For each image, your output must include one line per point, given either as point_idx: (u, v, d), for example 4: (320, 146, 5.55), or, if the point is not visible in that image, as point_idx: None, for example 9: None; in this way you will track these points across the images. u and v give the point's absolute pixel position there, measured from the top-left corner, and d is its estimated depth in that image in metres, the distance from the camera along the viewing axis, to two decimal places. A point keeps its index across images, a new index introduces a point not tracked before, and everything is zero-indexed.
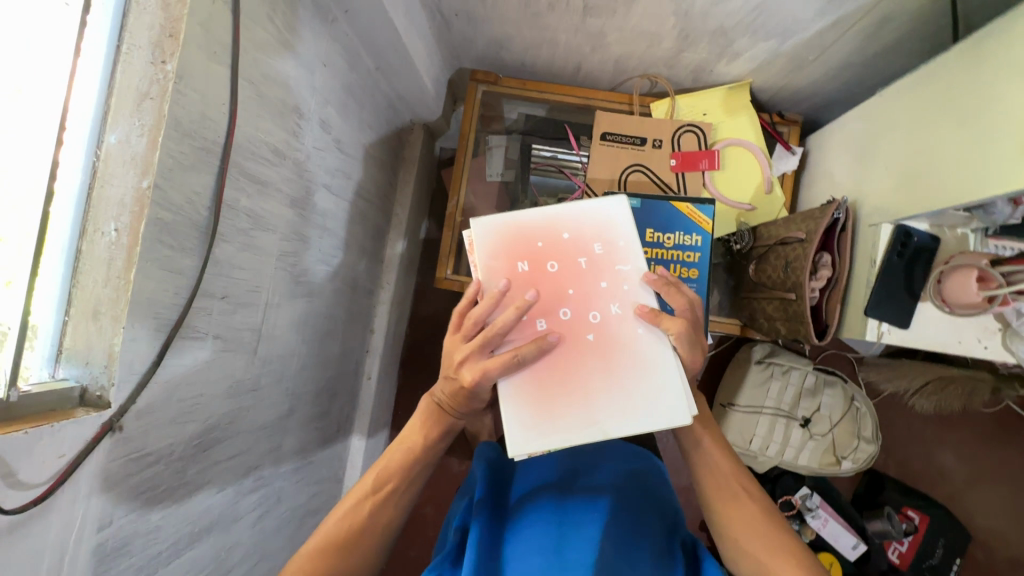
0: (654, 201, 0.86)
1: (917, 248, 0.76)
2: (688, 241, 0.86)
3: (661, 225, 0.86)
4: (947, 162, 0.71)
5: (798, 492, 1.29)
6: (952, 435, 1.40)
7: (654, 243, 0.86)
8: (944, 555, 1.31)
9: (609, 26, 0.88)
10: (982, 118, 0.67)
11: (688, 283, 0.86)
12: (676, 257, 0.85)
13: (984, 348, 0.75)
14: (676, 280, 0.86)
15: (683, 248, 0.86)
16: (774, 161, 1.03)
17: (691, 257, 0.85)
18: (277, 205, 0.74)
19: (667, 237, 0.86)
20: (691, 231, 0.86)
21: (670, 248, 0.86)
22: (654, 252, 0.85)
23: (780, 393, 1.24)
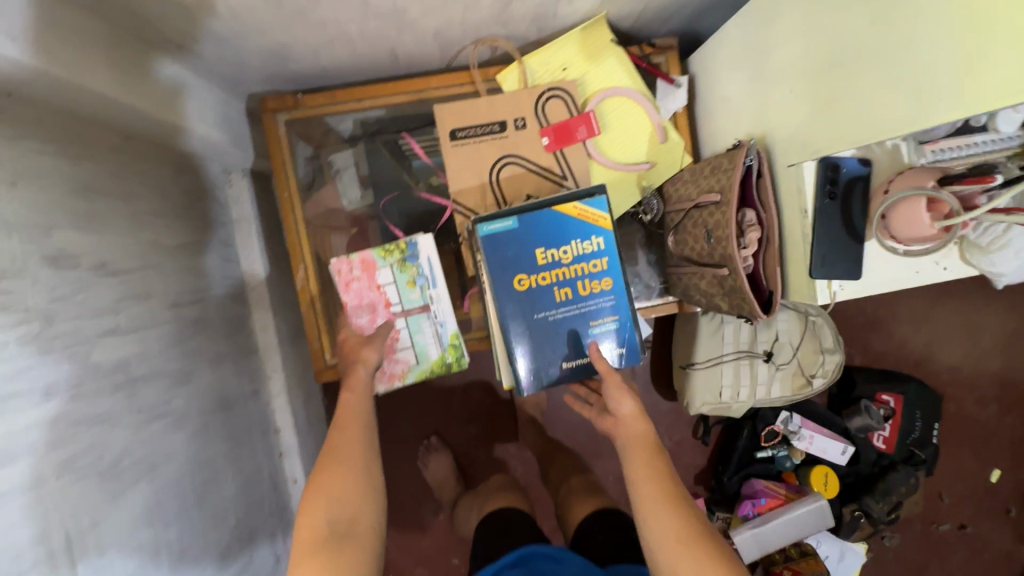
0: (538, 212, 0.69)
1: (849, 180, 0.63)
2: (591, 245, 0.70)
3: (553, 241, 0.70)
4: (862, 68, 0.56)
5: (779, 420, 1.25)
6: (903, 304, 1.37)
7: (550, 264, 0.70)
8: (923, 423, 1.32)
9: (407, 0, 0.65)
10: (896, 18, 0.51)
11: (604, 297, 0.72)
12: (580, 272, 0.71)
13: (945, 269, 0.65)
14: (589, 299, 0.72)
15: (586, 257, 0.71)
16: (659, 102, 0.85)
17: (597, 265, 0.71)
18: (35, 414, 0.51)
19: (563, 251, 0.70)
20: (589, 236, 0.70)
21: (570, 263, 0.70)
22: (551, 277, 0.70)
23: (735, 335, 1.14)
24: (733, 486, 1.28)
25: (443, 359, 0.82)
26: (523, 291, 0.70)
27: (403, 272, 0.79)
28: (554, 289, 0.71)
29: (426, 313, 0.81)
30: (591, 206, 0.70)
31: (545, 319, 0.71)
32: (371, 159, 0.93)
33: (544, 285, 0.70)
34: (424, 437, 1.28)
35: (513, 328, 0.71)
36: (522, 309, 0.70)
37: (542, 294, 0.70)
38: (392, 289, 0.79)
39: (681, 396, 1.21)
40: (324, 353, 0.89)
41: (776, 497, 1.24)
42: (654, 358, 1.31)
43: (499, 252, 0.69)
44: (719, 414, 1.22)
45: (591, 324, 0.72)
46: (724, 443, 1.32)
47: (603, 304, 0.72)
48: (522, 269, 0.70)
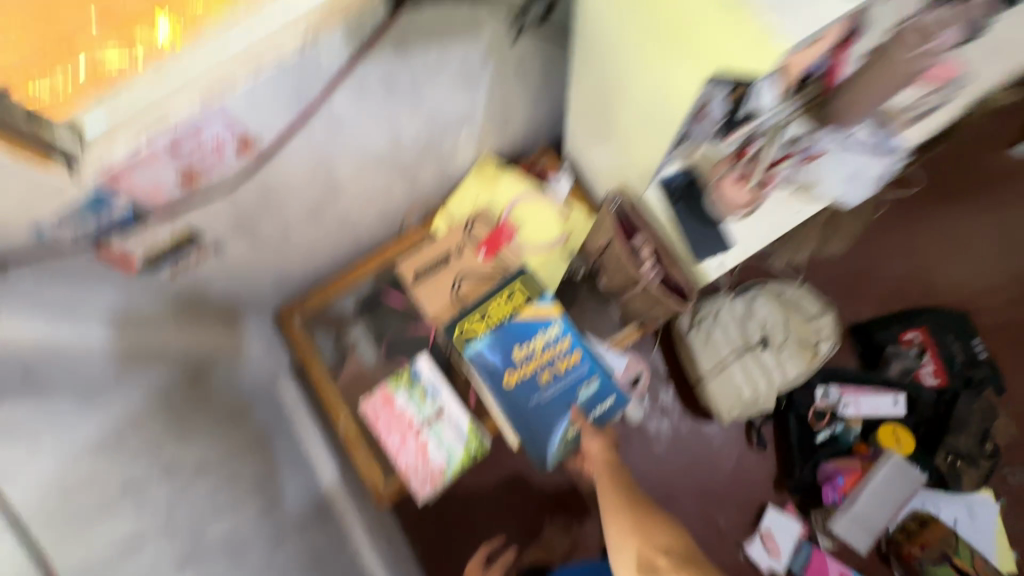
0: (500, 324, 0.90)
1: (686, 185, 0.82)
2: (553, 330, 0.91)
3: (521, 340, 0.90)
4: (631, 116, 0.78)
5: (817, 396, 1.28)
6: (877, 248, 1.45)
7: (529, 357, 0.90)
8: (956, 346, 1.33)
9: (346, 205, 0.94)
10: (625, 82, 0.74)
11: (579, 366, 0.91)
12: (553, 355, 0.91)
13: (792, 215, 0.83)
14: (569, 372, 0.91)
15: (553, 340, 0.90)
16: (553, 193, 1.09)
17: (565, 344, 0.91)
18: None
19: (535, 345, 0.90)
20: (551, 326, 0.91)
21: (543, 351, 0.90)
22: (530, 367, 0.90)
23: (727, 337, 1.24)
24: (807, 476, 1.25)
25: (468, 448, 0.98)
26: (514, 387, 0.89)
27: (414, 391, 0.99)
28: (536, 376, 0.90)
29: (442, 416, 0.99)
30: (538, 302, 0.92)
31: (540, 401, 0.90)
32: (372, 324, 1.15)
33: (528, 376, 0.90)
34: (502, 545, 1.34)
35: (518, 418, 0.90)
36: (518, 399, 0.90)
37: (530, 383, 0.90)
38: (409, 408, 0.98)
39: (711, 410, 1.27)
40: (379, 481, 1.06)
41: (854, 470, 1.23)
42: (679, 388, 1.37)
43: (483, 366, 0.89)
44: (754, 414, 1.27)
45: (579, 390, 0.91)
46: (780, 440, 1.32)
47: (581, 369, 0.91)
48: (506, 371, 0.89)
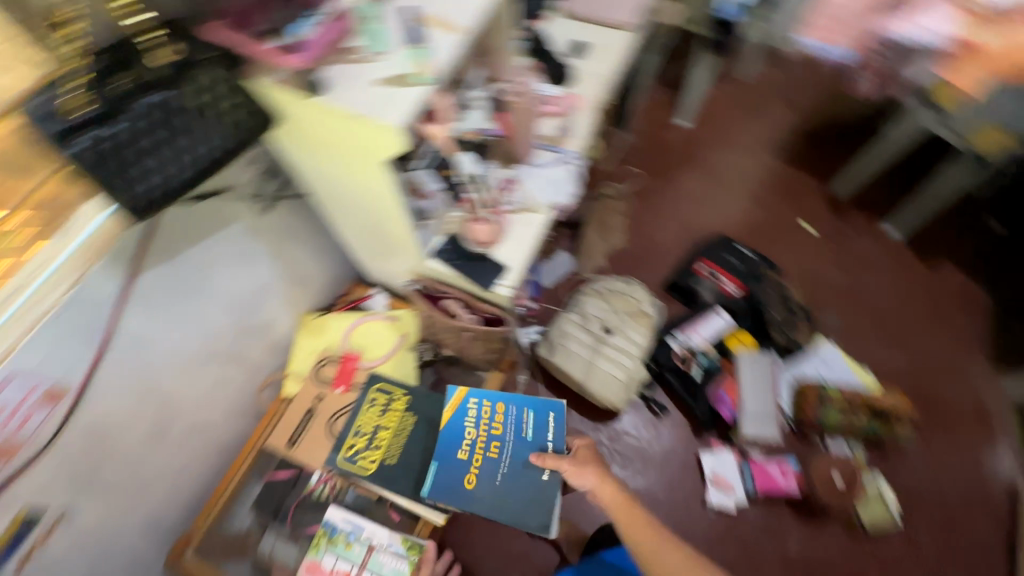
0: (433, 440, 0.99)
1: (451, 247, 1.03)
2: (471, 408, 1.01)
3: (452, 443, 0.98)
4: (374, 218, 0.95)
5: (673, 347, 1.50)
6: (644, 224, 1.82)
7: (472, 450, 0.97)
8: (731, 256, 1.68)
9: (188, 416, 0.98)
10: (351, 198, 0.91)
11: (510, 419, 0.99)
12: (489, 430, 0.98)
13: (536, 223, 1.07)
14: (504, 428, 0.98)
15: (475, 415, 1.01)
16: (376, 308, 1.23)
17: (486, 410, 1.00)
18: None
19: (470, 438, 0.99)
20: (467, 413, 1.00)
21: (478, 435, 0.98)
22: (475, 453, 0.97)
23: (581, 343, 1.43)
24: (705, 412, 1.45)
25: (413, 560, 1.01)
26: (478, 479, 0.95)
27: (337, 544, 1.00)
28: (486, 454, 0.97)
29: (374, 549, 1.01)
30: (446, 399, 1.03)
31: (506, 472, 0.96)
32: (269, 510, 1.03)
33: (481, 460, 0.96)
34: None
35: (501, 500, 0.93)
36: (487, 480, 0.94)
37: (486, 465, 0.95)
38: (341, 562, 0.99)
39: (605, 405, 1.43)
40: None
41: (730, 384, 1.45)
42: (579, 407, 1.50)
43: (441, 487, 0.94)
44: (638, 387, 1.45)
45: (525, 431, 0.97)
46: (673, 396, 1.50)
47: (513, 416, 1.01)
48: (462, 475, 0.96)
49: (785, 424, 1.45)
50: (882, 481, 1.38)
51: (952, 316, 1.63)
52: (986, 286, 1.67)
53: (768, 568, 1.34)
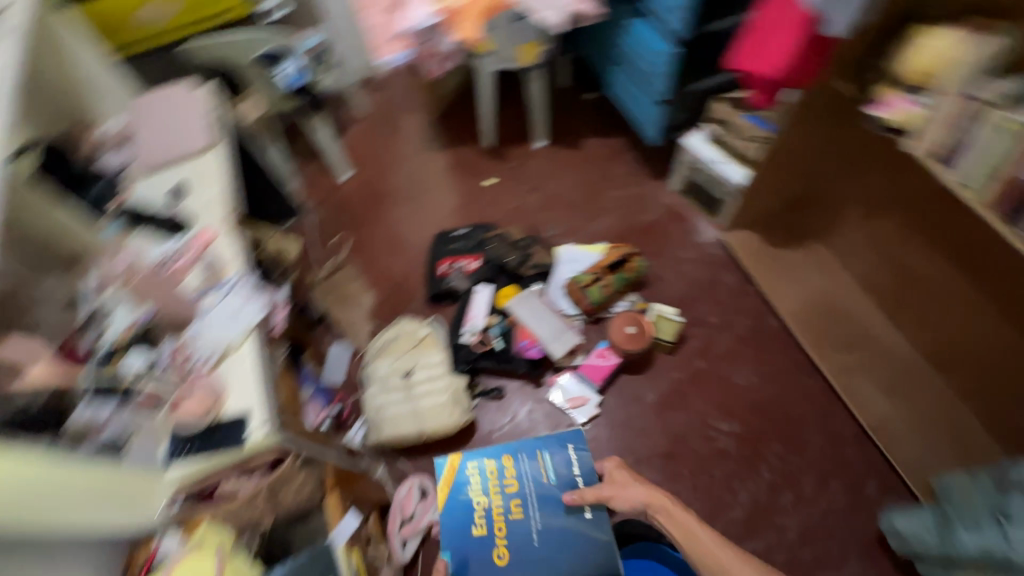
0: (443, 511, 1.25)
1: (183, 445, 0.95)
2: (475, 471, 1.29)
3: (466, 519, 1.23)
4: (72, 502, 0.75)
5: (466, 342, 1.62)
6: (381, 270, 1.92)
7: (486, 522, 1.22)
8: (456, 245, 1.87)
9: None
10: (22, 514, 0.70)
11: (523, 472, 1.28)
12: (500, 486, 1.27)
13: (247, 356, 1.05)
14: (518, 484, 1.26)
15: (481, 480, 1.28)
16: (170, 549, 0.92)
17: (495, 467, 1.29)
18: None
19: (480, 507, 1.24)
20: (471, 477, 1.29)
21: (490, 498, 1.25)
22: (500, 517, 1.23)
23: (394, 402, 1.50)
24: (524, 363, 1.59)
25: None
26: (508, 544, 1.19)
27: None
28: (510, 515, 1.23)
29: None
30: (450, 468, 1.30)
31: (536, 529, 1.20)
32: None
33: (506, 524, 1.22)
34: None
35: (539, 551, 1.18)
36: (522, 542, 1.19)
37: (509, 528, 1.21)
38: None
39: (455, 429, 1.48)
40: None
41: (522, 331, 1.62)
42: (443, 448, 1.55)
43: (475, 559, 1.18)
44: (467, 393, 1.53)
45: (542, 476, 1.27)
46: (499, 374, 1.63)
47: (529, 464, 1.29)
48: (491, 542, 1.20)
49: (580, 322, 1.67)
50: (658, 304, 1.66)
51: (613, 168, 2.04)
52: (617, 133, 2.12)
53: (649, 426, 1.55)
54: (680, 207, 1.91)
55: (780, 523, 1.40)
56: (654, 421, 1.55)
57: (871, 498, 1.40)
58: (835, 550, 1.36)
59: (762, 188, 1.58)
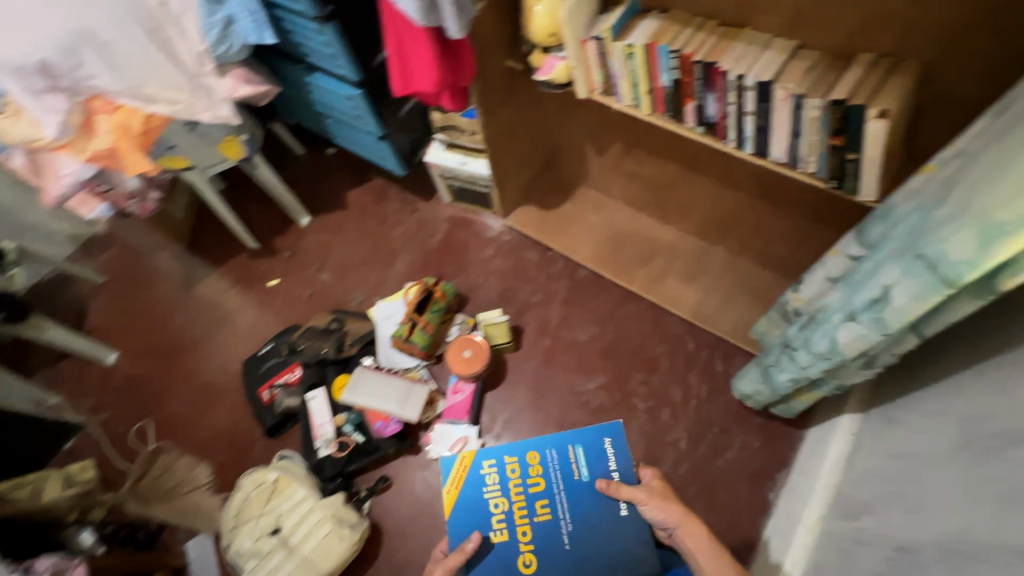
0: (452, 504, 1.16)
1: None
2: (494, 470, 1.19)
3: (486, 521, 1.14)
4: None
5: (327, 455, 1.50)
6: (202, 432, 1.68)
7: (506, 524, 1.13)
8: (269, 364, 1.70)
9: None
10: None
11: (551, 465, 1.19)
12: (521, 487, 1.17)
13: None
14: (547, 477, 1.17)
15: (503, 476, 1.19)
16: None
17: (515, 464, 1.20)
18: None
19: (502, 505, 1.15)
20: (491, 477, 1.19)
21: (514, 498, 1.16)
22: (523, 519, 1.13)
23: (279, 566, 1.34)
24: (391, 442, 1.50)
25: None
26: (534, 549, 1.10)
27: None
28: (534, 516, 1.14)
29: None
30: (462, 465, 1.20)
31: (566, 529, 1.12)
32: None
33: (529, 525, 1.13)
34: None
35: (569, 554, 1.10)
36: (549, 546, 1.11)
37: (538, 526, 1.12)
38: None
39: (357, 548, 1.37)
40: None
41: (373, 414, 1.52)
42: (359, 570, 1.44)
43: (495, 559, 1.10)
44: (350, 505, 1.42)
45: (574, 468, 1.17)
46: (376, 464, 1.54)
47: (556, 458, 1.19)
48: (513, 545, 1.11)
49: (425, 369, 1.63)
50: (483, 313, 1.67)
51: (386, 208, 2.02)
52: (373, 175, 2.09)
53: (530, 427, 1.57)
54: (461, 215, 1.95)
55: (671, 437, 1.50)
56: (534, 418, 1.58)
57: (722, 372, 1.55)
58: (720, 431, 1.49)
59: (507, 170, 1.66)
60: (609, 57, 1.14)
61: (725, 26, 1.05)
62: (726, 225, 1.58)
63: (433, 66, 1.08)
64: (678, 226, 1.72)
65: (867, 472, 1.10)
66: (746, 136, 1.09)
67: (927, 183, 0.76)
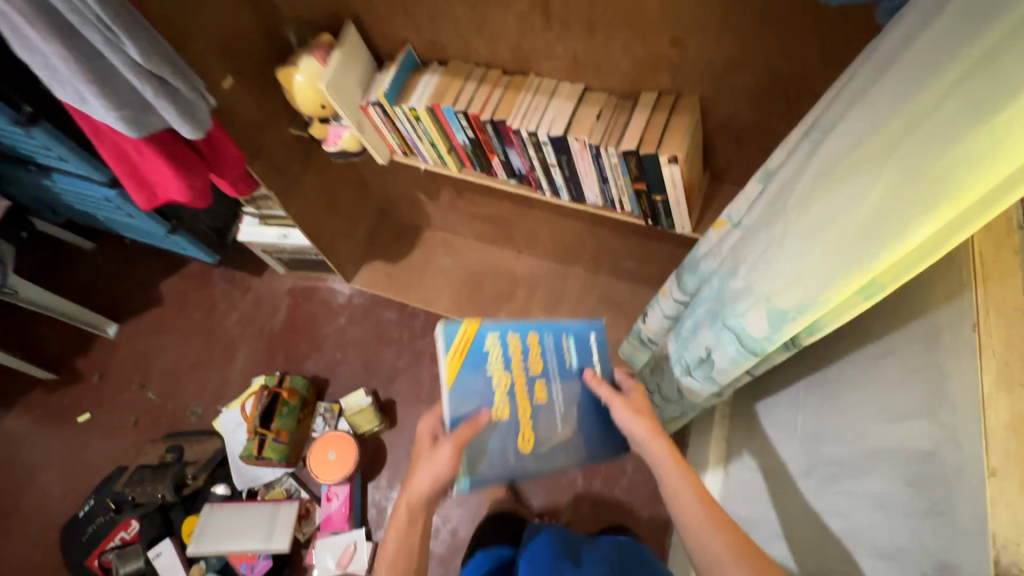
0: (448, 376, 0.80)
1: None
2: (498, 346, 0.83)
3: (485, 397, 0.82)
4: None
5: None
6: None
7: (509, 401, 0.83)
8: (96, 524, 1.40)
9: None
10: None
11: (547, 340, 0.88)
12: (522, 362, 0.85)
13: None
14: (547, 355, 0.87)
15: (503, 353, 0.84)
16: None
17: (515, 336, 0.85)
18: None
19: (504, 383, 0.83)
20: (491, 347, 0.83)
21: (517, 375, 0.84)
22: (522, 400, 0.84)
23: None
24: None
25: None
26: (535, 429, 0.85)
27: None
28: (532, 399, 0.85)
29: None
30: (462, 336, 0.82)
31: (561, 411, 0.87)
32: None
33: (529, 408, 0.85)
34: None
35: (563, 442, 0.87)
36: (543, 438, 0.85)
37: (537, 410, 0.85)
38: None
39: None
40: None
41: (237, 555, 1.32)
42: None
43: (493, 436, 0.82)
44: None
45: (569, 349, 0.89)
46: None
47: (555, 343, 0.88)
48: (511, 426, 0.84)
49: (291, 478, 1.45)
50: (346, 398, 1.48)
51: (213, 293, 1.74)
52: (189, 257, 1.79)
53: None
54: (302, 284, 1.73)
55: None
56: None
57: None
58: None
59: (334, 235, 1.48)
60: (396, 121, 1.01)
61: (509, 75, 0.96)
62: (576, 249, 1.54)
63: (179, 174, 0.92)
64: (532, 254, 1.66)
65: (745, 488, 1.09)
66: (559, 185, 1.03)
67: (721, 242, 0.73)
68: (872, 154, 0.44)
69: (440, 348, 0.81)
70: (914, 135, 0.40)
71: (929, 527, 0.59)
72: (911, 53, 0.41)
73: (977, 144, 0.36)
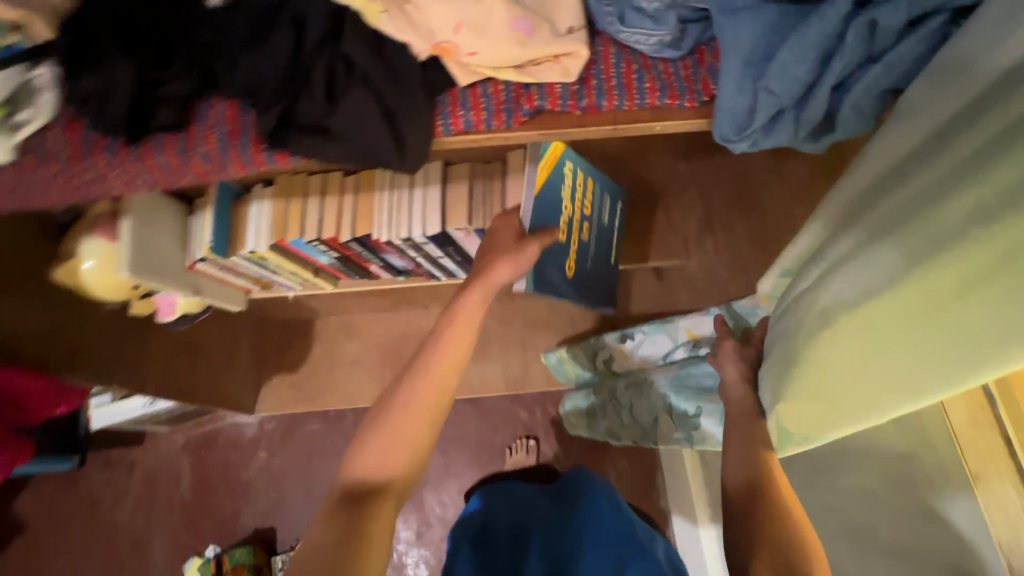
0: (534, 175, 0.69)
1: None
2: (570, 174, 0.77)
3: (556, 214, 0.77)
4: None
5: None
6: None
7: (569, 228, 0.82)
8: None
9: None
10: None
11: (596, 187, 0.86)
12: (582, 201, 0.83)
13: None
14: (593, 197, 0.87)
15: (571, 184, 0.79)
16: None
17: (583, 174, 0.81)
18: None
19: (569, 209, 0.80)
20: (566, 172, 0.76)
21: (575, 207, 0.82)
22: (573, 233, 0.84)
23: None
24: None
25: None
26: (574, 261, 0.87)
27: None
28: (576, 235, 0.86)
29: None
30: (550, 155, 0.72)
31: (590, 250, 0.91)
32: None
33: (574, 241, 0.85)
34: None
35: (590, 278, 0.94)
36: (581, 273, 0.90)
37: (580, 247, 0.87)
38: None
39: None
40: None
41: None
42: None
43: (550, 260, 0.80)
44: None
45: (605, 203, 0.91)
46: None
47: (599, 185, 0.87)
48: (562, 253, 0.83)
49: None
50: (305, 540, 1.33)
51: (90, 485, 1.43)
52: None
53: None
54: (197, 433, 1.46)
55: None
56: None
57: None
58: None
59: (214, 382, 1.25)
60: (237, 266, 0.84)
61: (352, 172, 0.78)
62: None
63: None
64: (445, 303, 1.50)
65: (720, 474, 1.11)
66: (452, 269, 0.93)
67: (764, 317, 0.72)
68: (861, 318, 0.45)
69: (530, 158, 0.70)
70: (919, 322, 0.40)
71: (934, 542, 0.61)
72: (919, 227, 0.42)
73: (949, 357, 0.38)
